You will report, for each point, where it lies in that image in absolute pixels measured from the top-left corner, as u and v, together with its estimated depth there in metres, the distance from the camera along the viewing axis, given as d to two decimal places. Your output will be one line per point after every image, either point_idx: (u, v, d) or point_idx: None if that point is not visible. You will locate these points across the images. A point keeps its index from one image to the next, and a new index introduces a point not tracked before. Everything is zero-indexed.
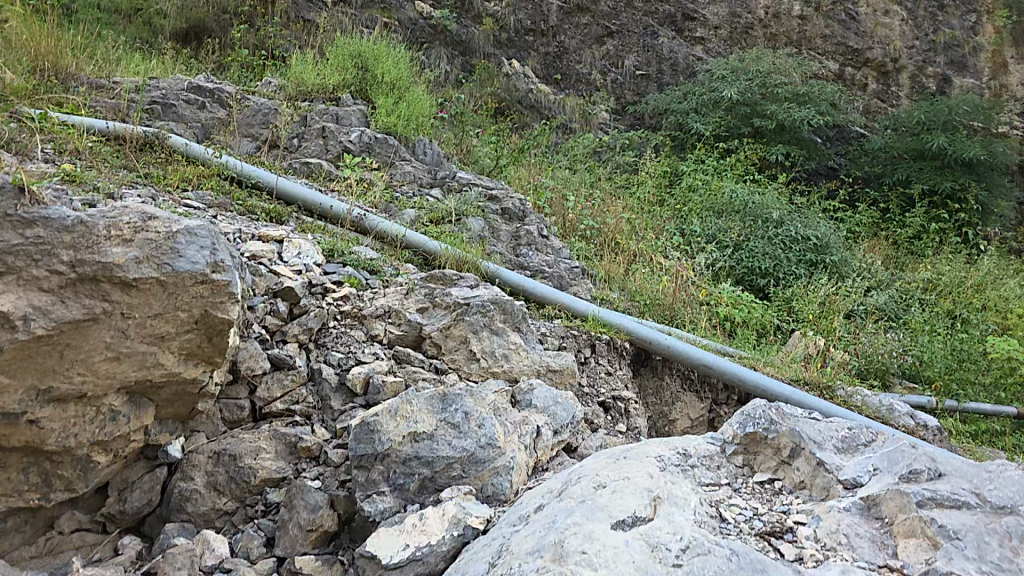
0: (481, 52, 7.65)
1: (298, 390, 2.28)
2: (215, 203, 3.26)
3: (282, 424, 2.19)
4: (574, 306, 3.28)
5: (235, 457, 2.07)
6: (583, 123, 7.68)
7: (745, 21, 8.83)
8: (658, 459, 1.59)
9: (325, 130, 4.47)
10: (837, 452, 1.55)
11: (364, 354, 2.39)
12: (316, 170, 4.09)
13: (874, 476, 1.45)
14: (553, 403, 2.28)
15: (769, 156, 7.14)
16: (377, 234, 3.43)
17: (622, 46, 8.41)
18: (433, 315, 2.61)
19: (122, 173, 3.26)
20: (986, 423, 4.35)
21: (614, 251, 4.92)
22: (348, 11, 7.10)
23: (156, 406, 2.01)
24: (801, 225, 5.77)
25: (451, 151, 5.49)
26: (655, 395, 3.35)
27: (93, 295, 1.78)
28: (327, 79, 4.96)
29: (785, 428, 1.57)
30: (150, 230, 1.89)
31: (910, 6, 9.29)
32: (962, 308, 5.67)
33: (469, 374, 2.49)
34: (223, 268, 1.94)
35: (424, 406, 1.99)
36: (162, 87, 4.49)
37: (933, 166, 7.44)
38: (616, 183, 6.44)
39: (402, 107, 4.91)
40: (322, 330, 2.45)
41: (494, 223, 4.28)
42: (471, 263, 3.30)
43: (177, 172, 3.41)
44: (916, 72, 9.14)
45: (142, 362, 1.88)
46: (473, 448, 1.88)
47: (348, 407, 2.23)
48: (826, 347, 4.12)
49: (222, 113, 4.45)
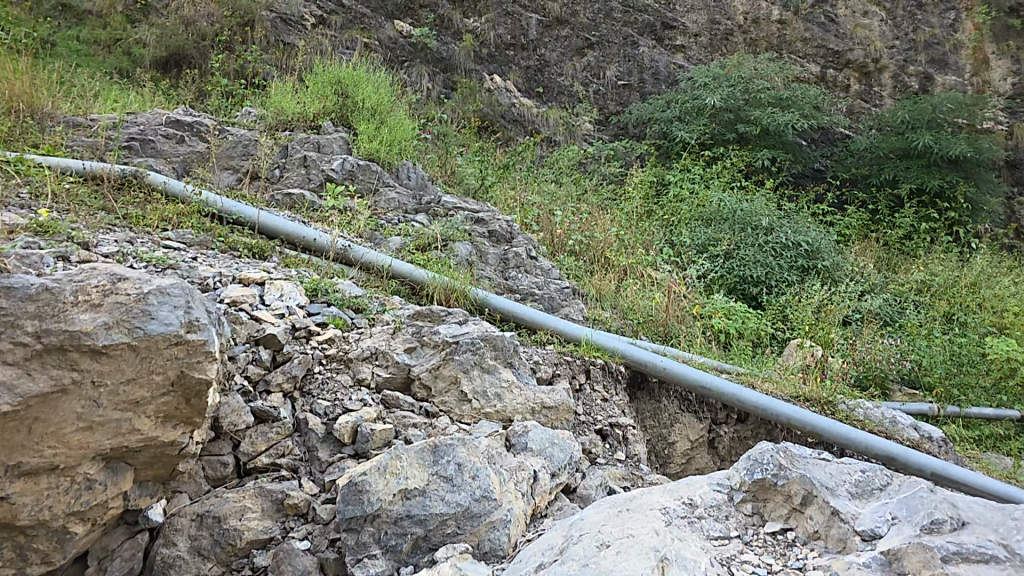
0: (463, 68, 7.61)
1: (283, 442, 2.19)
2: (196, 242, 3.18)
3: (268, 480, 2.10)
4: (568, 331, 3.18)
5: (219, 518, 1.97)
6: (567, 136, 7.67)
7: (725, 27, 8.87)
8: (664, 512, 1.52)
9: (307, 159, 4.42)
10: (850, 499, 1.48)
11: (351, 402, 2.31)
12: (299, 201, 4.03)
13: (893, 526, 1.37)
14: (549, 444, 2.21)
15: (756, 162, 7.13)
16: (363, 265, 3.34)
17: (604, 57, 8.42)
18: (421, 354, 2.53)
19: (100, 215, 3.17)
20: (989, 428, 4.30)
21: (605, 267, 4.86)
22: (328, 32, 7.04)
23: (135, 470, 1.90)
24: (791, 231, 5.74)
25: (436, 173, 5.41)
26: (654, 417, 3.27)
27: (61, 365, 1.69)
28: (308, 107, 4.89)
29: (796, 474, 1.50)
30: (120, 292, 1.81)
31: (888, 6, 9.34)
32: (959, 309, 5.61)
33: (461, 416, 2.40)
34: (198, 326, 1.85)
35: (414, 460, 1.90)
36: (140, 122, 4.40)
37: (919, 165, 7.41)
38: (603, 195, 6.41)
39: (384, 132, 4.84)
40: (307, 376, 2.37)
41: (481, 247, 4.19)
42: (459, 291, 3.22)
43: (156, 212, 3.32)
44: (898, 72, 9.16)
45: (116, 429, 1.77)
46: (468, 502, 1.80)
47: (336, 458, 2.15)
48: (824, 357, 4.05)
49: (202, 147, 4.39)
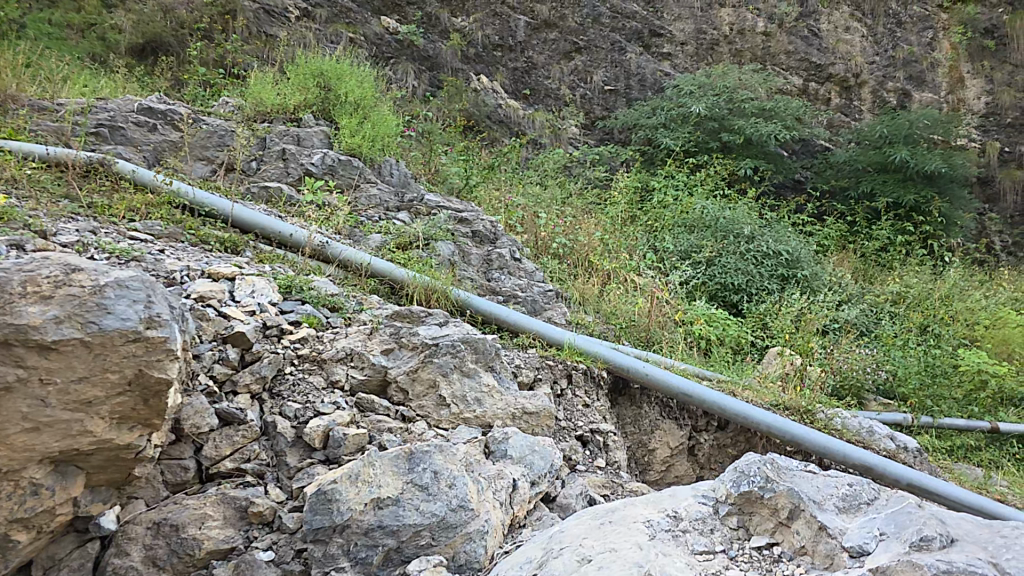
0: (449, 67, 7.56)
1: (250, 446, 2.11)
2: (165, 234, 3.06)
3: (232, 486, 2.02)
4: (550, 335, 3.12)
5: (177, 527, 1.87)
6: (552, 139, 7.66)
7: (711, 37, 8.94)
8: (647, 526, 1.47)
9: (286, 152, 4.30)
10: (838, 513, 1.42)
11: (323, 405, 2.23)
12: (276, 194, 3.93)
13: (881, 542, 1.30)
14: (529, 452, 2.15)
15: (738, 171, 7.17)
16: (341, 263, 3.25)
17: (591, 61, 8.41)
18: (398, 356, 2.46)
19: (62, 204, 3.05)
20: (959, 439, 4.35)
21: (588, 271, 4.82)
22: (312, 25, 6.94)
23: (87, 474, 1.79)
24: (772, 240, 5.77)
25: (419, 171, 5.33)
26: (634, 424, 3.23)
27: (5, 361, 1.58)
28: (288, 99, 4.78)
29: (783, 487, 1.44)
30: (74, 284, 1.72)
31: (870, 22, 9.48)
32: (933, 321, 5.65)
33: (438, 421, 2.33)
34: (159, 323, 1.76)
35: (389, 468, 1.83)
36: (110, 108, 4.26)
37: (896, 179, 7.51)
38: (588, 199, 6.39)
39: (366, 128, 4.74)
40: (278, 377, 2.29)
41: (464, 247, 4.12)
42: (440, 291, 3.14)
43: (123, 201, 3.21)
44: (877, 87, 9.25)
45: (66, 431, 1.67)
46: (444, 512, 1.74)
47: (305, 463, 2.07)
48: (803, 365, 4.06)
49: (175, 136, 4.26)
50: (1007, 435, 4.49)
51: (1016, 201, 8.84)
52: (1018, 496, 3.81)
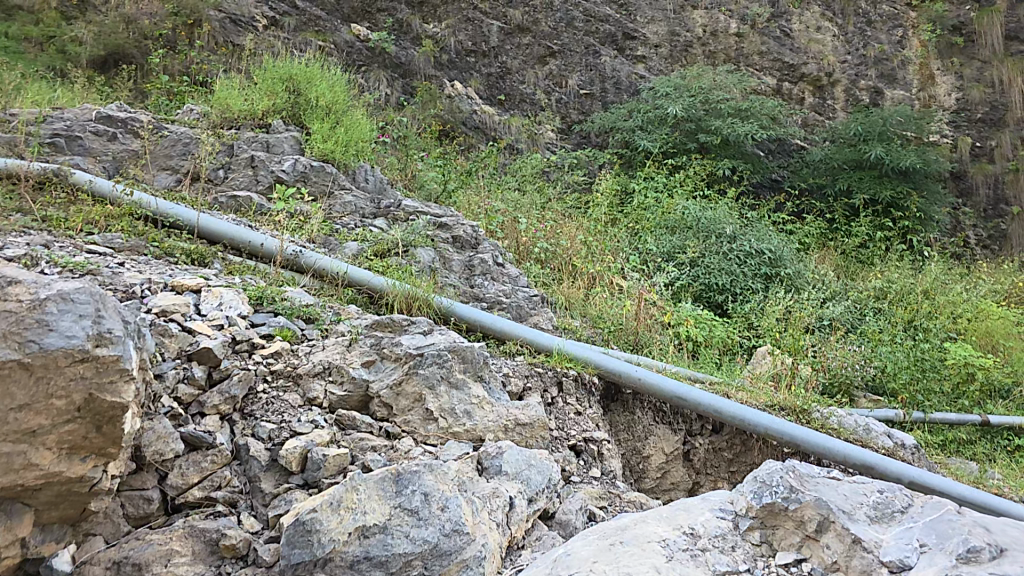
0: (422, 74, 7.44)
1: (220, 472, 1.93)
2: (126, 247, 2.87)
3: (200, 517, 1.84)
4: (538, 341, 2.98)
5: (140, 565, 1.69)
6: (530, 144, 7.55)
7: (684, 39, 8.95)
8: (664, 546, 1.32)
9: (255, 159, 4.12)
10: (871, 523, 1.30)
11: (300, 424, 2.06)
12: (245, 203, 3.76)
13: (923, 555, 1.17)
14: (525, 466, 2.01)
15: (717, 171, 7.12)
16: (316, 272, 3.07)
17: (565, 66, 8.35)
18: (381, 368, 2.30)
19: (13, 217, 2.85)
20: (952, 433, 4.32)
21: (572, 274, 4.71)
22: (280, 34, 6.79)
23: (36, 511, 1.61)
24: (754, 239, 5.72)
25: (395, 177, 5.18)
26: (627, 430, 3.10)
27: None
28: (256, 103, 4.59)
29: (810, 498, 1.32)
30: (10, 299, 1.56)
31: (840, 22, 9.57)
32: (921, 315, 5.61)
33: (425, 437, 2.17)
34: (110, 340, 1.58)
35: (374, 492, 1.68)
36: (67, 118, 4.06)
37: (872, 176, 7.55)
38: (568, 204, 6.30)
39: (339, 132, 4.57)
40: (249, 396, 2.12)
41: (445, 253, 3.97)
42: (422, 299, 2.98)
43: (80, 214, 3.01)
44: (850, 86, 9.30)
45: (8, 465, 1.50)
46: (436, 538, 1.59)
47: (282, 489, 1.90)
48: (795, 365, 3.99)
49: (136, 145, 4.06)
50: (997, 428, 4.46)
51: (988, 195, 8.94)
52: (1015, 489, 3.76)
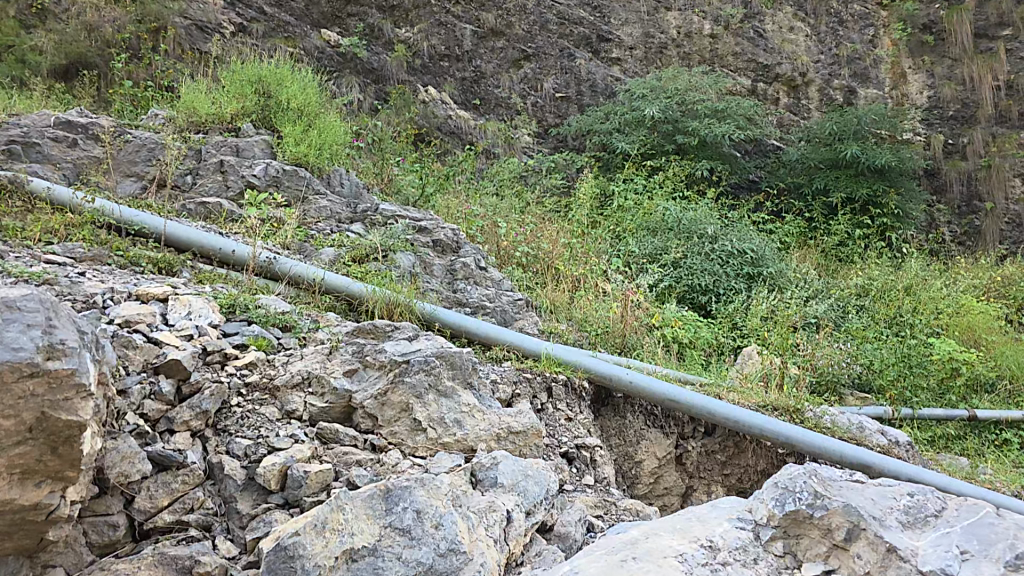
0: (396, 79, 7.33)
1: (192, 493, 1.79)
2: (88, 256, 2.70)
3: (172, 543, 1.69)
4: (525, 345, 2.87)
5: None
6: (507, 148, 7.47)
7: (659, 41, 8.97)
8: (682, 561, 1.21)
9: (224, 164, 3.95)
10: (904, 529, 1.21)
11: (278, 440, 1.92)
12: (215, 210, 3.61)
13: (966, 562, 1.10)
14: (521, 477, 1.88)
15: (696, 172, 7.11)
16: (291, 279, 2.92)
17: (540, 69, 8.30)
18: (364, 378, 2.17)
19: None
20: (940, 428, 4.33)
21: (556, 277, 4.61)
22: (249, 40, 6.63)
23: None
24: (735, 239, 5.70)
25: (371, 182, 5.04)
26: (619, 435, 3.00)
27: None
28: (224, 107, 4.42)
29: (837, 504, 1.23)
30: None
31: (812, 23, 9.70)
32: (903, 310, 5.62)
33: (414, 449, 2.04)
34: (62, 352, 1.43)
35: (362, 511, 1.56)
36: (23, 124, 3.86)
37: (847, 175, 7.61)
38: (548, 207, 6.22)
39: (312, 135, 4.41)
40: (223, 411, 1.97)
41: (425, 258, 3.84)
42: (403, 305, 2.85)
43: (37, 223, 2.83)
44: (823, 86, 9.43)
45: None
46: (431, 560, 1.47)
47: (260, 510, 1.77)
48: (784, 365, 3.94)
49: (98, 151, 3.87)
50: (984, 422, 4.48)
51: (961, 192, 9.10)
52: (1007, 483, 3.76)
